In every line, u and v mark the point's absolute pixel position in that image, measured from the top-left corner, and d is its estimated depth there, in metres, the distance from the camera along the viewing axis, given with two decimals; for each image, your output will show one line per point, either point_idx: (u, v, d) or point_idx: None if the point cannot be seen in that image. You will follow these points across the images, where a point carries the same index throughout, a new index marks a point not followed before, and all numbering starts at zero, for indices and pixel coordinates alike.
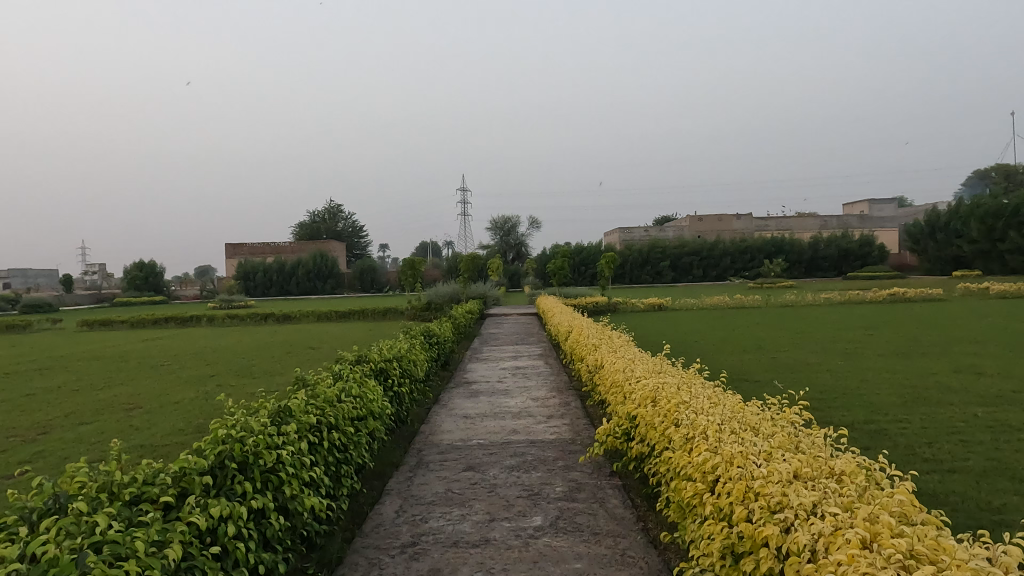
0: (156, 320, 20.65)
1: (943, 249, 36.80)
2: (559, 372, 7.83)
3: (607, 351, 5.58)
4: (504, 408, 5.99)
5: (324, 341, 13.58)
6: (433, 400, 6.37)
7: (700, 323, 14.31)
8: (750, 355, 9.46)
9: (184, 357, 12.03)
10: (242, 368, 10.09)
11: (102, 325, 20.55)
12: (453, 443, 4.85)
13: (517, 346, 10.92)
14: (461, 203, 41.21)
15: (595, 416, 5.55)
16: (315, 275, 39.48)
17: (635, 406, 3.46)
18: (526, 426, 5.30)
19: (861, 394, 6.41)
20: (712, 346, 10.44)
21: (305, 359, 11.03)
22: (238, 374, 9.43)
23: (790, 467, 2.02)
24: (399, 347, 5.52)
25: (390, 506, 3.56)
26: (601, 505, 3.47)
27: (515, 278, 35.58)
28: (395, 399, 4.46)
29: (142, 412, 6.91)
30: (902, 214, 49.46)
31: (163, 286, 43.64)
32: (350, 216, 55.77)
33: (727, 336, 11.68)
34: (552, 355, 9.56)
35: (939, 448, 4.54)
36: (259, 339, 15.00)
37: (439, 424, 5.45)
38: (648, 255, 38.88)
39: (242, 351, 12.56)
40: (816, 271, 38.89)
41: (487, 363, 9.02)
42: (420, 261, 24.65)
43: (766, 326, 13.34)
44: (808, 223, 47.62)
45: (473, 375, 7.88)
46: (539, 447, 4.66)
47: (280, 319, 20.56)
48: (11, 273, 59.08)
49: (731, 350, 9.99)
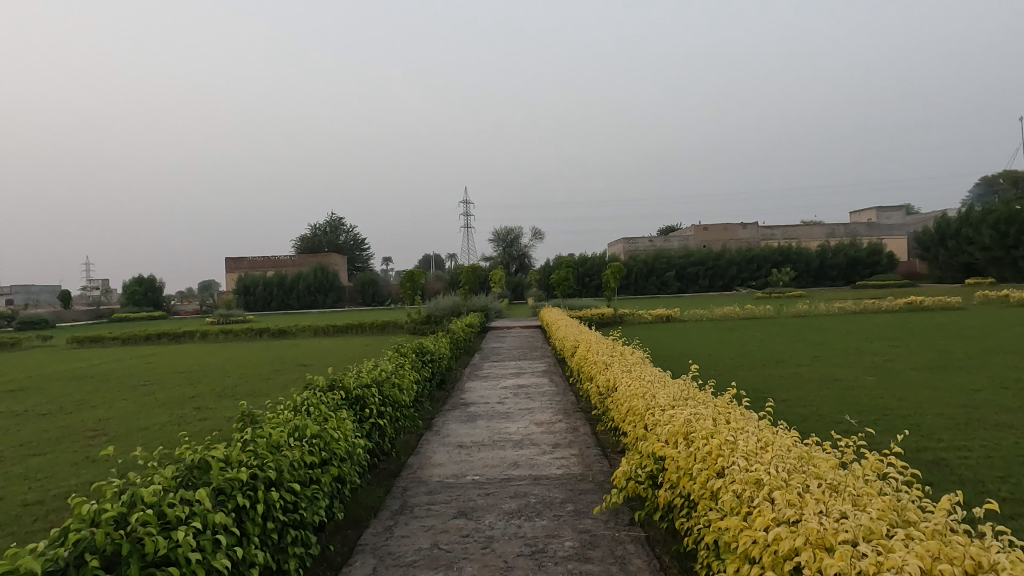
0: (148, 335, 20.05)
1: (955, 256, 36.09)
2: (564, 391, 7.16)
3: (619, 371, 4.93)
4: (504, 436, 5.31)
5: (317, 359, 12.93)
6: (425, 426, 5.71)
7: (712, 335, 13.61)
8: (772, 370, 8.79)
9: (169, 376, 11.41)
10: (226, 389, 9.45)
11: (93, 341, 19.96)
12: (445, 481, 4.18)
13: (520, 362, 10.26)
14: (464, 215, 40.79)
15: (608, 445, 4.88)
16: (316, 289, 38.95)
17: (662, 446, 2.79)
18: (528, 459, 4.62)
19: (904, 416, 5.74)
20: (732, 361, 9.77)
21: (296, 378, 10.39)
22: (221, 396, 8.80)
23: (915, 560, 1.37)
24: (381, 367, 4.87)
25: (361, 570, 2.88)
26: (621, 569, 2.78)
27: (519, 290, 34.98)
28: (373, 432, 3.79)
29: (105, 440, 6.27)
30: (911, 221, 48.74)
31: (162, 302, 43.25)
32: (352, 229, 55.60)
33: (745, 350, 11.00)
34: (557, 371, 8.88)
35: (1015, 484, 3.86)
36: (252, 356, 14.34)
37: (431, 455, 4.78)
38: (653, 265, 38.41)
39: (230, 370, 11.89)
40: (824, 280, 38.20)
41: (488, 381, 8.37)
42: (420, 273, 24.05)
43: (784, 338, 12.65)
44: (815, 231, 46.95)
45: (471, 396, 7.22)
46: (545, 486, 3.98)
47: (277, 334, 19.98)
48: (14, 290, 59.34)
49: (752, 365, 9.33)
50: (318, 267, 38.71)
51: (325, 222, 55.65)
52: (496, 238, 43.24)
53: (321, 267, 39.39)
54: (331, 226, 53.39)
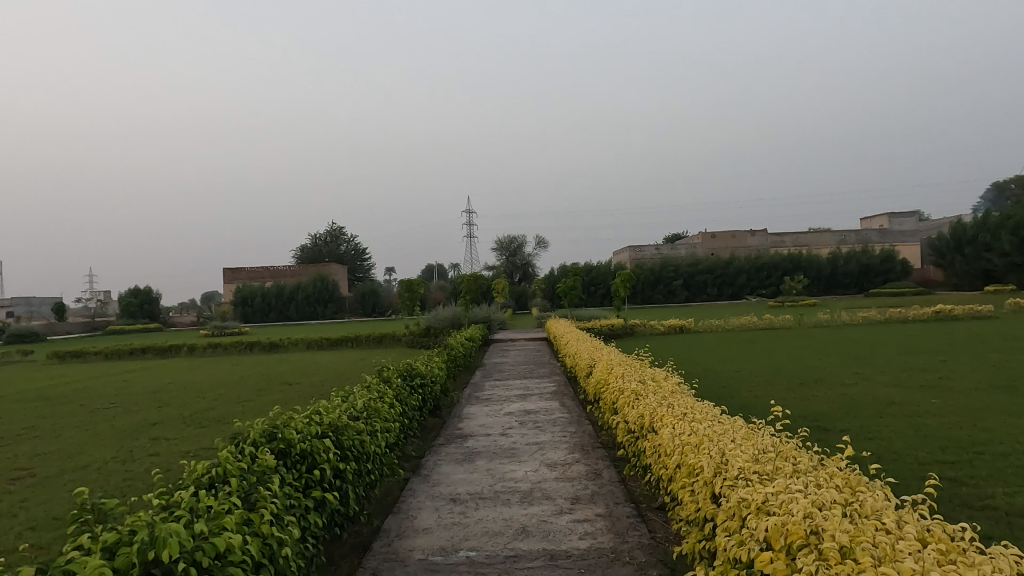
0: (132, 350, 18.97)
1: (972, 263, 34.92)
2: (578, 420, 6.08)
3: (657, 404, 3.84)
4: (510, 484, 4.23)
5: (306, 376, 11.84)
6: (411, 472, 4.64)
7: (733, 349, 12.48)
8: (813, 391, 7.68)
9: (138, 396, 10.35)
10: (194, 413, 8.39)
11: (73, 356, 18.89)
12: (429, 559, 3.09)
13: (526, 381, 9.18)
14: (467, 225, 39.71)
15: (643, 501, 3.79)
16: (315, 300, 38.01)
17: (772, 555, 1.70)
18: (542, 522, 3.54)
19: (1003, 453, 4.66)
20: (764, 379, 8.65)
21: (276, 400, 9.30)
22: (185, 423, 7.69)
23: None
24: (348, 400, 3.78)
25: None
26: None
27: (523, 300, 34.02)
28: (326, 501, 2.71)
29: (27, 485, 5.19)
30: (924, 227, 47.61)
31: (158, 313, 42.20)
32: (352, 238, 54.67)
33: (774, 366, 9.88)
34: (569, 393, 7.79)
35: None
36: (237, 373, 13.24)
37: (415, 515, 3.72)
38: (660, 273, 37.41)
39: (207, 390, 10.77)
40: (835, 288, 37.10)
41: (489, 405, 7.29)
42: (420, 281, 22.95)
43: (812, 353, 11.51)
44: (825, 239, 45.78)
45: (469, 427, 6.14)
46: (565, 570, 2.90)
47: (268, 347, 18.89)
48: (14, 301, 58.76)
49: (787, 385, 8.21)
50: (318, 276, 37.78)
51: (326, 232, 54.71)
52: (498, 247, 42.20)
53: (321, 277, 38.41)
54: (331, 236, 52.64)
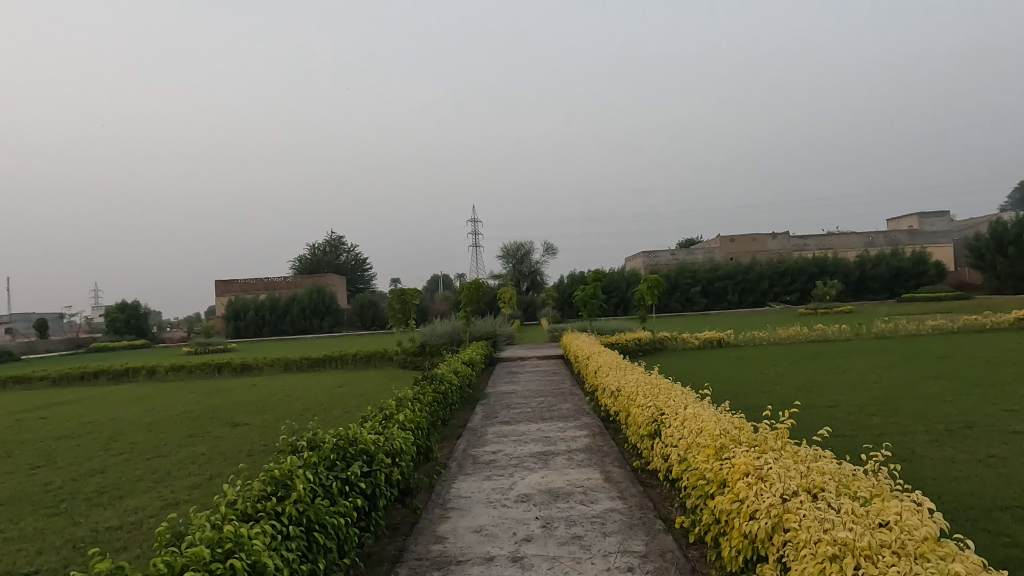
0: (83, 373, 16.35)
1: (1016, 265, 31.76)
2: (646, 531, 3.45)
3: None
4: None
5: (260, 413, 9.19)
6: None
7: (800, 370, 9.84)
8: (982, 448, 5.04)
9: (24, 447, 7.73)
10: (65, 484, 5.78)
11: (18, 381, 16.32)
12: None
13: (547, 425, 6.53)
14: (472, 233, 37.14)
15: None
16: (311, 313, 35.42)
17: None
18: None
19: None
20: (887, 424, 6.01)
21: (199, 455, 6.69)
22: (34, 506, 5.10)
23: None
24: None
25: None
26: None
27: (530, 310, 31.40)
28: None
29: None
30: (956, 228, 44.59)
31: (145, 329, 39.58)
32: (353, 248, 52.04)
33: (879, 399, 7.25)
34: (612, 454, 5.15)
35: None
36: (181, 406, 10.64)
37: None
38: (677, 280, 34.71)
39: (124, 437, 8.13)
40: (865, 293, 34.33)
41: (493, 480, 4.65)
42: (413, 290, 20.23)
43: (911, 376, 8.83)
44: (851, 241, 42.91)
45: (458, 540, 3.50)
46: None
47: (239, 369, 16.25)
48: (12, 317, 57.12)
49: (929, 433, 5.59)
50: (313, 288, 35.25)
51: (325, 242, 52.18)
52: (505, 254, 39.41)
53: (317, 288, 35.86)
54: (330, 246, 50.27)
